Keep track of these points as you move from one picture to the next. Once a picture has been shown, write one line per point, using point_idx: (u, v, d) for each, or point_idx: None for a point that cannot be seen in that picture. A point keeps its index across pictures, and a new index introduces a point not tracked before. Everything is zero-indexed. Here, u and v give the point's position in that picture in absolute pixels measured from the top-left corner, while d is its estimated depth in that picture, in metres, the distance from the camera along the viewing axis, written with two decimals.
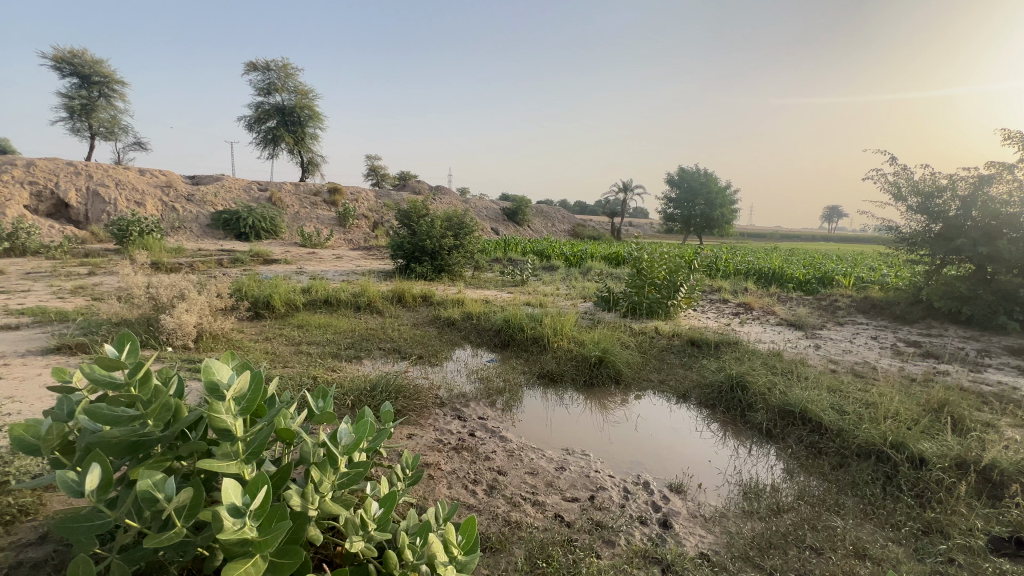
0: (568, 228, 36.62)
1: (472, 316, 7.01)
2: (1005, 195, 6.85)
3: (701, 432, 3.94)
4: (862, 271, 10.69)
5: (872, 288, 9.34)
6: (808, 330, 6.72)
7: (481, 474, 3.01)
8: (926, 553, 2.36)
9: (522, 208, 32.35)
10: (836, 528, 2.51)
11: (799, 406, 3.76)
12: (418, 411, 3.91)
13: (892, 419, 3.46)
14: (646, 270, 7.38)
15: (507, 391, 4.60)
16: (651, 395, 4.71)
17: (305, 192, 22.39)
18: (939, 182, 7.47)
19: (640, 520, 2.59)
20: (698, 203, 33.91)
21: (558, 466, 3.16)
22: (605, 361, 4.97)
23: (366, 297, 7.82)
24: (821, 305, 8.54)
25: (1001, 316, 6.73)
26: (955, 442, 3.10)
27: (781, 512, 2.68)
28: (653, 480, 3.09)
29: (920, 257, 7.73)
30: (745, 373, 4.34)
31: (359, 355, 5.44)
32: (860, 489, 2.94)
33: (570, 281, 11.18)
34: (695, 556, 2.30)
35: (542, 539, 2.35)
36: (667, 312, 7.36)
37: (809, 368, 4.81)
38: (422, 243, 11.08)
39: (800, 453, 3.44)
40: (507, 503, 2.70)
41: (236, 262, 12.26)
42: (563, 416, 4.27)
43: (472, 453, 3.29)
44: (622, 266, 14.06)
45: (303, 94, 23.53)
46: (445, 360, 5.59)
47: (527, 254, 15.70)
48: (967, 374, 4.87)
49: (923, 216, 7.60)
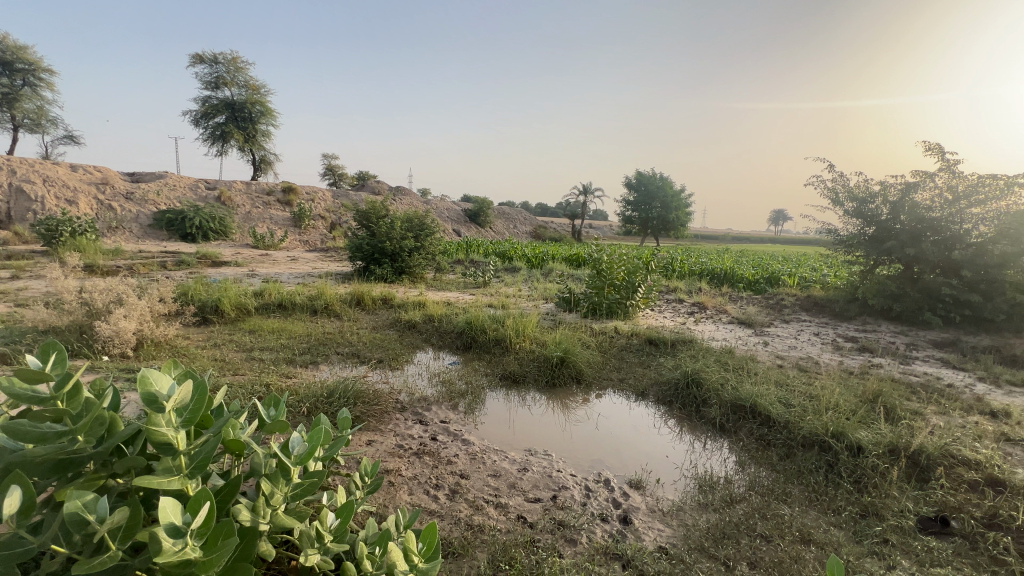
0: (530, 230, 37.03)
1: (433, 319, 6.95)
2: (928, 202, 7.44)
3: (659, 428, 4.06)
4: (804, 271, 11.36)
5: (814, 287, 9.93)
6: (757, 328, 7.06)
7: (444, 478, 2.97)
8: (863, 534, 2.51)
9: (484, 209, 32.40)
10: (784, 515, 2.63)
11: (750, 400, 3.93)
12: (377, 416, 3.80)
13: (832, 410, 3.68)
14: (606, 271, 7.53)
15: (469, 393, 4.59)
16: (611, 393, 4.82)
17: (258, 192, 21.53)
18: (871, 188, 8.03)
19: (601, 517, 2.63)
20: (654, 206, 35.01)
21: (520, 468, 3.17)
22: (566, 361, 5.03)
23: (322, 300, 7.58)
24: (768, 303, 9.00)
25: (926, 312, 7.29)
26: (887, 430, 3.34)
27: (733, 504, 2.79)
28: (614, 477, 3.15)
29: (856, 258, 8.29)
30: (700, 370, 4.49)
31: (316, 360, 5.26)
32: (805, 477, 3.10)
33: (532, 283, 11.29)
34: (654, 550, 2.35)
35: (503, 541, 2.35)
36: (625, 312, 7.54)
37: (758, 364, 5.05)
38: (381, 245, 10.86)
39: (751, 445, 3.60)
40: (470, 506, 2.67)
41: (182, 264, 11.62)
42: (525, 417, 4.29)
43: (434, 457, 3.24)
44: (582, 267, 14.30)
45: (254, 90, 22.58)
46: (406, 364, 5.49)
47: (489, 256, 15.76)
48: (897, 367, 5.25)
49: (858, 221, 8.16)
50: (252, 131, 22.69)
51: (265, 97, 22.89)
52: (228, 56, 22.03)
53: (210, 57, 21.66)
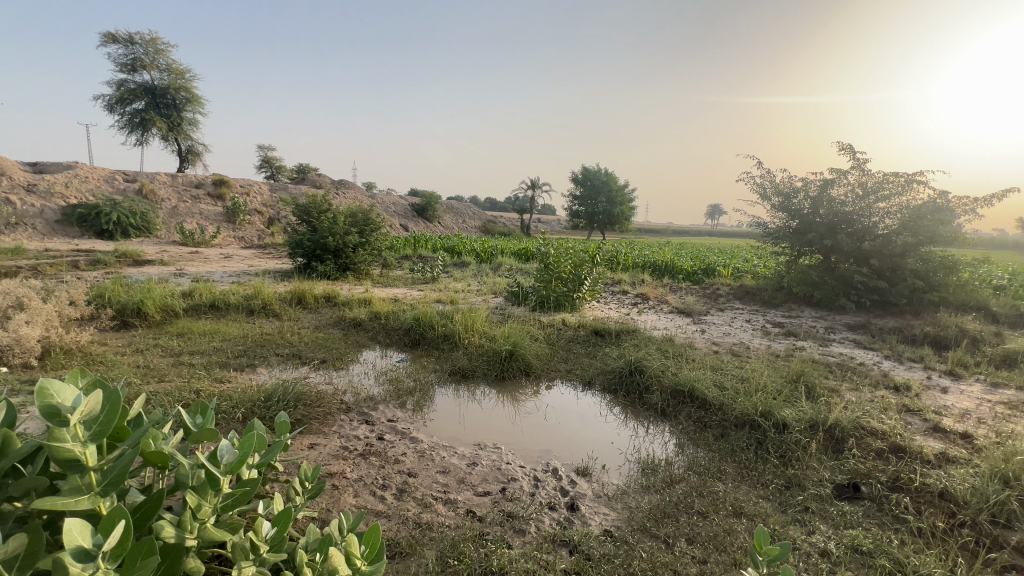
0: (479, 225, 37.00)
1: (380, 316, 6.77)
2: (843, 197, 8.11)
3: (605, 416, 4.19)
4: (737, 262, 12.09)
5: (746, 277, 10.59)
6: (695, 316, 7.45)
7: (391, 478, 2.91)
8: (788, 504, 2.71)
9: (432, 204, 31.93)
10: (718, 492, 2.79)
11: (688, 385, 4.14)
12: (320, 419, 3.66)
13: (761, 391, 3.95)
14: (553, 264, 7.64)
15: (417, 390, 4.52)
16: (559, 384, 4.91)
17: (185, 185, 20.02)
18: (795, 184, 8.65)
19: (550, 506, 2.68)
20: (600, 200, 35.95)
21: (469, 462, 3.16)
22: (515, 354, 5.07)
23: (260, 300, 7.17)
24: (705, 293, 9.49)
25: (842, 298, 7.98)
26: (808, 407, 3.62)
27: (673, 484, 2.93)
28: (561, 466, 3.21)
29: (782, 249, 8.92)
30: (642, 359, 4.68)
31: (253, 363, 4.98)
32: (737, 455, 3.30)
33: (481, 277, 11.27)
34: (600, 534, 2.42)
35: (452, 537, 2.34)
36: (572, 305, 7.71)
37: (696, 350, 5.32)
38: (323, 241, 10.42)
39: (689, 427, 3.79)
40: (418, 504, 2.64)
41: (97, 264, 10.60)
42: (475, 412, 4.29)
43: (381, 457, 3.16)
44: (531, 261, 14.44)
45: (178, 74, 20.90)
46: (350, 363, 5.32)
47: (437, 251, 15.59)
48: (817, 349, 5.72)
49: (783, 215, 8.77)
50: (176, 119, 21.02)
51: (191, 83, 21.25)
52: (147, 37, 20.24)
53: (126, 37, 19.81)
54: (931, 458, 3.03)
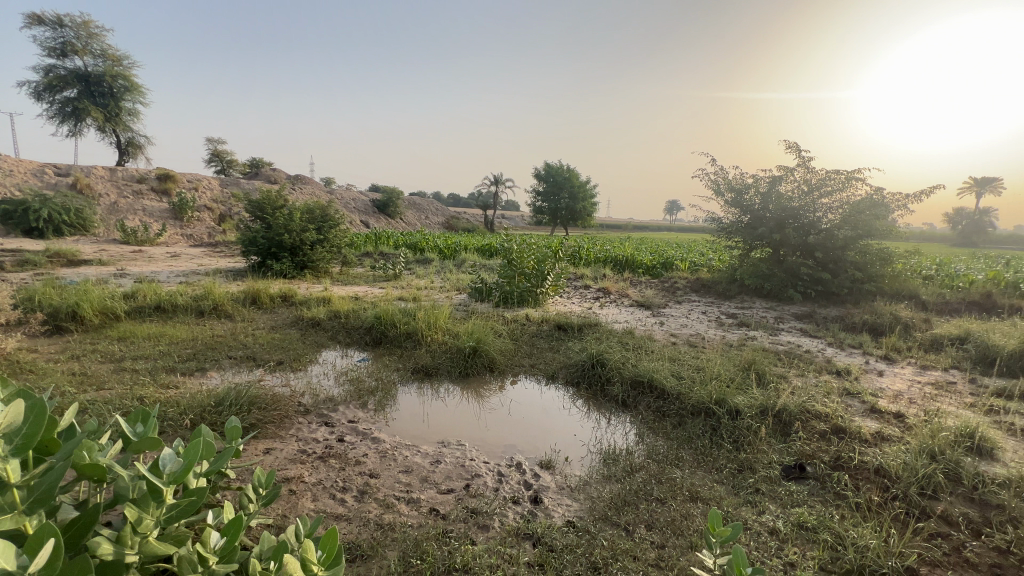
0: (442, 222, 36.65)
1: (340, 315, 6.59)
2: (790, 193, 8.52)
3: (568, 409, 4.25)
4: (694, 256, 12.51)
5: (702, 270, 10.97)
6: (654, 309, 7.66)
7: (352, 479, 2.84)
8: (740, 487, 2.84)
9: (393, 199, 31.35)
10: (676, 478, 2.89)
11: (647, 376, 4.25)
12: (277, 423, 3.53)
13: (715, 379, 4.11)
14: (516, 260, 7.65)
15: (379, 390, 4.44)
16: (523, 379, 4.94)
17: (125, 180, 18.79)
18: (746, 181, 9.01)
19: (513, 500, 2.69)
20: (563, 196, 36.31)
21: (432, 461, 3.13)
22: (479, 351, 5.05)
23: (210, 301, 6.83)
24: (664, 286, 9.78)
25: (790, 289, 8.40)
26: (759, 393, 3.80)
27: (633, 472, 3.01)
28: (525, 459, 3.23)
29: (735, 243, 9.29)
30: (604, 351, 4.77)
31: (203, 367, 4.74)
32: (694, 442, 3.42)
33: (444, 274, 11.17)
34: (562, 525, 2.46)
35: (415, 536, 2.31)
36: (536, 300, 7.76)
37: (655, 342, 5.48)
38: (279, 238, 10.03)
39: (649, 417, 3.90)
40: (380, 505, 2.60)
41: (25, 264, 9.79)
42: (439, 410, 4.25)
43: (341, 459, 3.09)
44: (495, 257, 14.42)
45: (114, 61, 19.54)
46: (309, 364, 5.15)
47: (399, 248, 15.34)
48: (768, 338, 6.00)
49: (736, 210, 9.13)
50: (114, 109, 19.67)
51: (130, 70, 19.91)
52: (78, 19, 18.80)
53: (53, 19, 18.34)
54: (868, 437, 3.25)
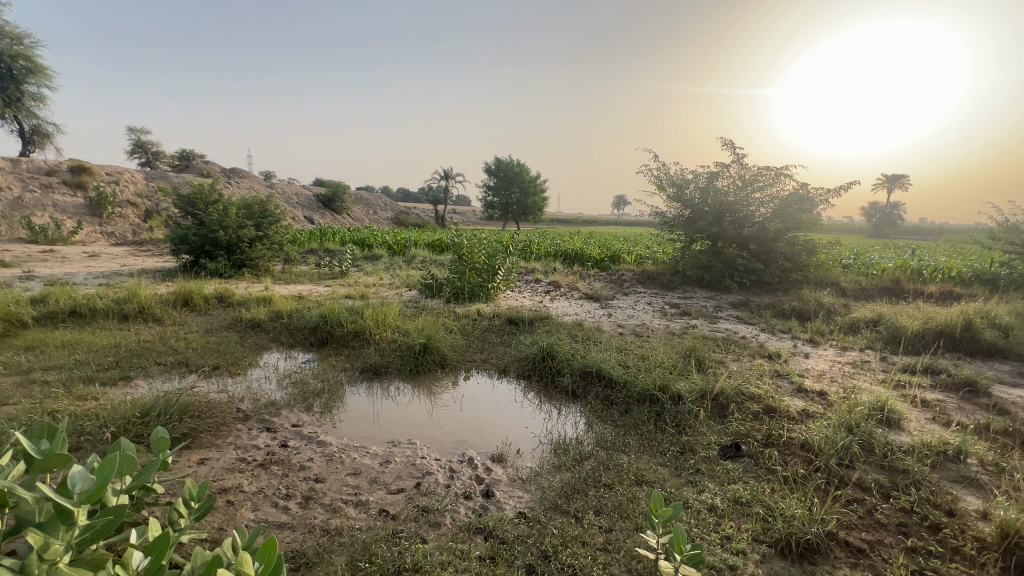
0: (391, 217, 35.81)
1: (282, 315, 6.28)
2: (727, 187, 8.98)
3: (520, 402, 4.29)
4: (640, 249, 12.94)
5: (647, 262, 11.38)
6: (603, 301, 7.86)
7: (296, 485, 2.73)
8: (683, 468, 2.98)
9: (339, 194, 30.25)
10: (623, 464, 2.99)
11: (595, 366, 4.37)
12: (212, 431, 3.32)
13: (659, 367, 4.28)
14: (467, 255, 7.59)
15: (325, 392, 4.28)
16: (475, 374, 4.93)
17: (31, 172, 16.95)
18: (686, 177, 9.41)
19: (465, 496, 2.68)
20: (514, 191, 36.43)
21: (382, 461, 3.06)
22: (430, 348, 4.99)
23: (135, 303, 6.30)
24: (612, 279, 10.05)
25: (727, 279, 8.88)
26: (699, 379, 4.00)
27: (583, 461, 3.08)
28: (476, 454, 3.23)
29: (678, 236, 9.69)
30: (554, 344, 4.84)
31: (127, 375, 4.37)
32: (640, 427, 3.55)
33: (394, 270, 10.91)
34: (514, 517, 2.48)
35: (364, 539, 2.26)
36: (487, 295, 7.75)
37: (603, 333, 5.63)
38: (212, 235, 9.41)
39: (598, 405, 4.00)
40: (327, 510, 2.51)
41: None
42: (389, 409, 4.16)
43: (284, 465, 2.95)
44: (446, 252, 14.27)
45: (14, 39, 17.52)
46: (248, 368, 4.89)
47: (346, 244, 14.84)
48: (708, 326, 6.32)
49: (678, 204, 9.52)
50: (14, 93, 17.64)
51: (33, 50, 17.92)
52: None
53: None
54: (795, 415, 3.50)
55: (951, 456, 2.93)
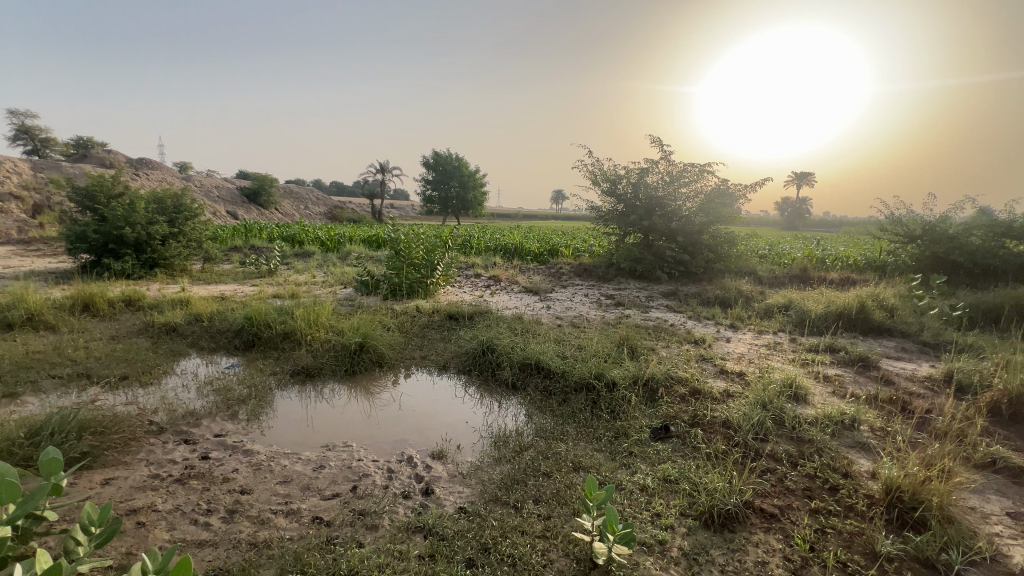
0: (324, 212, 34.22)
1: (202, 318, 5.82)
2: (656, 183, 9.42)
3: (460, 397, 4.27)
4: (577, 242, 13.27)
5: (584, 255, 11.71)
6: (542, 294, 7.99)
7: (219, 499, 2.55)
8: (617, 451, 3.10)
9: (266, 187, 28.46)
10: (561, 451, 3.07)
11: (534, 358, 4.43)
12: (119, 448, 3.01)
13: (595, 356, 4.43)
14: (404, 251, 7.42)
15: (252, 398, 4.03)
16: (415, 371, 4.84)
17: None
18: (619, 172, 9.77)
19: (404, 496, 2.63)
20: (453, 185, 36.06)
21: (315, 467, 2.93)
22: (366, 346, 4.83)
23: (21, 310, 5.56)
24: (550, 272, 10.24)
25: (658, 270, 9.33)
26: (632, 366, 4.18)
27: (522, 451, 3.13)
28: (416, 452, 3.18)
29: (612, 230, 10.04)
30: (493, 338, 4.86)
31: (13, 392, 3.85)
32: (577, 415, 3.66)
33: (327, 267, 10.44)
34: (454, 513, 2.47)
35: (296, 549, 2.16)
36: (426, 291, 7.62)
37: (541, 325, 5.73)
38: (117, 232, 8.51)
39: (537, 396, 4.08)
40: (254, 523, 2.36)
41: None
42: (323, 412, 3.99)
43: (205, 479, 2.74)
44: (383, 248, 13.87)
45: None
46: (163, 376, 4.48)
47: (274, 241, 14.00)
48: (640, 315, 6.61)
49: (612, 199, 9.86)
50: None
51: None
52: None
53: None
54: (717, 395, 3.76)
55: (847, 425, 3.28)
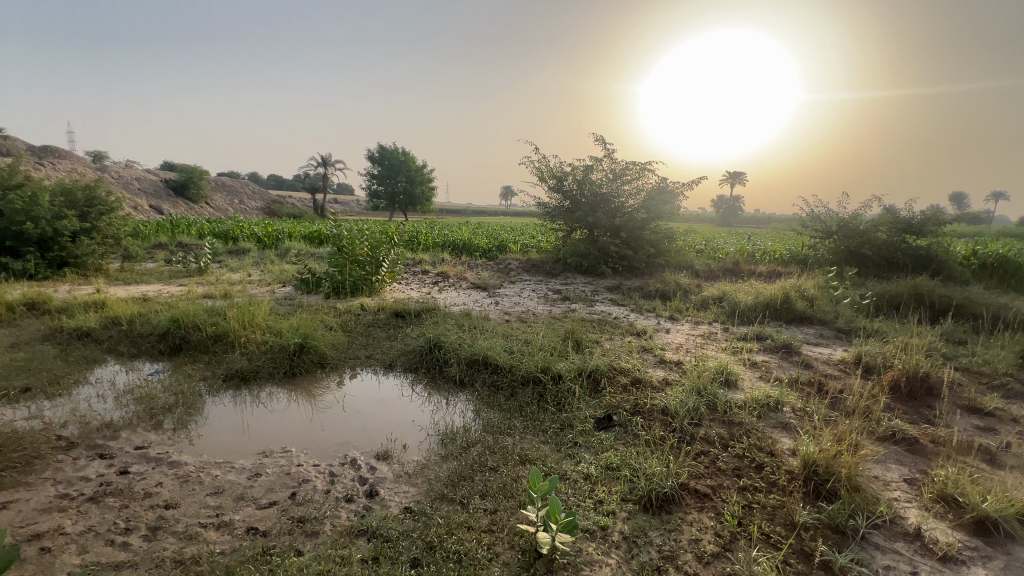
0: (260, 207, 32.37)
1: (120, 321, 5.34)
2: (601, 180, 9.67)
3: (406, 395, 4.19)
4: (525, 238, 13.39)
5: (532, 251, 11.83)
6: (490, 290, 8.00)
7: (140, 516, 2.36)
8: (562, 443, 3.17)
9: (194, 180, 26.51)
10: (508, 446, 3.09)
11: (482, 353, 4.44)
12: (20, 468, 2.71)
13: (541, 350, 4.49)
14: (347, 247, 7.16)
15: (179, 405, 3.75)
16: (359, 371, 4.70)
17: None
18: (565, 169, 9.93)
19: (346, 499, 2.56)
20: (399, 179, 35.24)
21: (250, 475, 2.78)
22: (306, 347, 4.63)
23: None
24: (499, 268, 10.27)
25: (603, 265, 9.59)
26: (577, 358, 4.27)
27: (469, 447, 3.12)
28: (360, 454, 3.09)
29: (559, 225, 10.20)
30: (441, 335, 4.81)
31: None
32: (524, 409, 3.70)
33: (264, 265, 9.90)
34: (399, 513, 2.43)
35: (227, 563, 2.04)
36: (372, 288, 7.42)
37: (489, 321, 5.74)
38: (16, 227, 7.62)
39: (484, 392, 4.08)
40: (180, 539, 2.21)
41: None
42: (260, 417, 3.79)
43: (124, 495, 2.53)
44: (325, 244, 13.33)
45: None
46: (74, 386, 4.08)
47: (205, 237, 13.09)
48: (586, 309, 6.78)
49: (558, 195, 10.01)
50: None
51: None
52: None
53: None
54: (656, 384, 3.93)
55: (772, 407, 3.53)
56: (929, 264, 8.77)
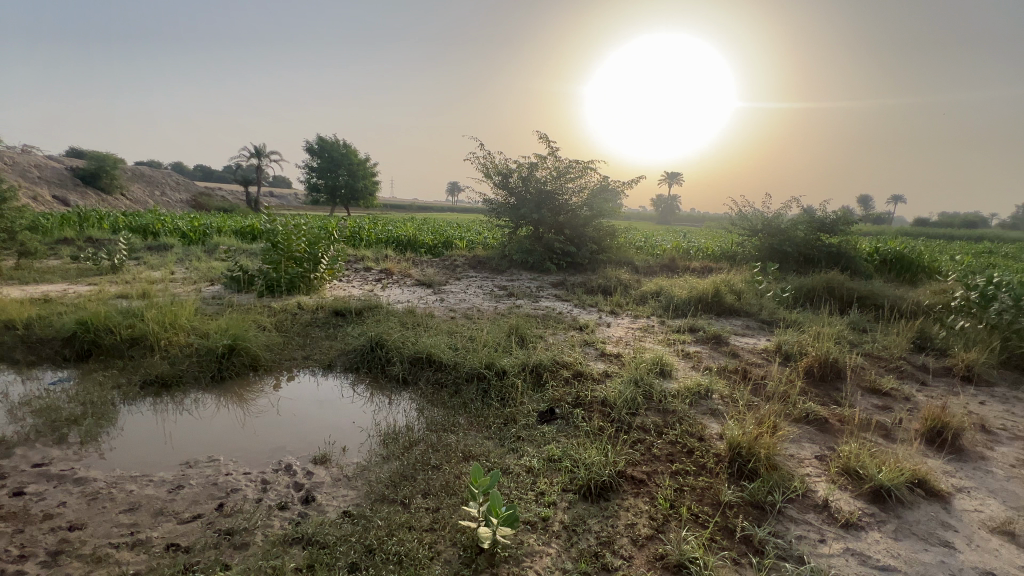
0: (185, 199, 30.00)
1: (15, 325, 4.76)
2: (545, 177, 9.79)
3: (346, 396, 4.05)
4: (471, 234, 13.32)
5: (478, 248, 11.79)
6: (435, 287, 7.89)
7: (38, 541, 2.12)
8: (506, 438, 3.19)
9: (106, 169, 24.10)
10: (452, 443, 3.07)
11: (426, 351, 4.37)
12: None
13: (485, 346, 4.49)
14: (282, 244, 6.79)
15: (87, 415, 3.41)
16: (296, 373, 4.48)
17: None
18: (510, 166, 9.97)
19: (280, 507, 2.44)
20: (340, 173, 33.88)
21: (171, 488, 2.57)
22: (236, 349, 4.35)
23: None
24: (444, 264, 10.16)
25: (548, 261, 9.73)
26: (520, 353, 4.32)
27: (411, 446, 3.07)
28: (295, 459, 2.96)
29: (504, 222, 10.22)
30: (383, 333, 4.69)
31: None
32: (469, 405, 3.69)
33: (189, 262, 9.18)
34: (336, 518, 2.34)
35: None
36: (309, 286, 7.09)
37: (433, 317, 5.66)
38: None
39: (428, 389, 4.03)
40: (87, 562, 2.01)
41: None
42: (183, 424, 3.52)
43: (18, 518, 2.27)
44: (259, 240, 12.58)
45: None
46: None
47: (120, 232, 11.95)
48: (531, 305, 6.85)
49: (504, 192, 10.02)
50: None
51: None
52: None
53: None
54: (597, 376, 4.05)
55: (703, 394, 3.75)
56: (840, 260, 9.61)
